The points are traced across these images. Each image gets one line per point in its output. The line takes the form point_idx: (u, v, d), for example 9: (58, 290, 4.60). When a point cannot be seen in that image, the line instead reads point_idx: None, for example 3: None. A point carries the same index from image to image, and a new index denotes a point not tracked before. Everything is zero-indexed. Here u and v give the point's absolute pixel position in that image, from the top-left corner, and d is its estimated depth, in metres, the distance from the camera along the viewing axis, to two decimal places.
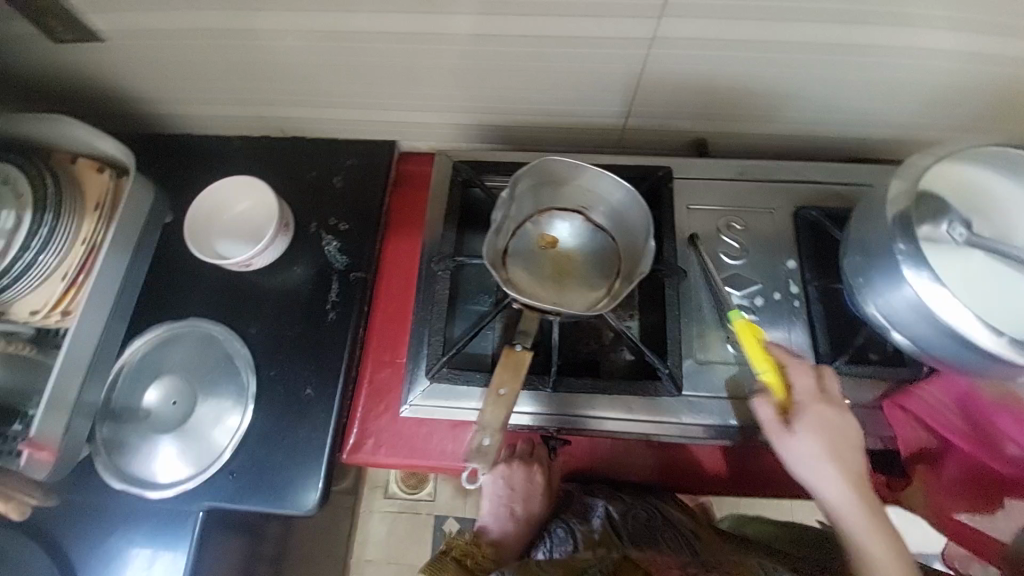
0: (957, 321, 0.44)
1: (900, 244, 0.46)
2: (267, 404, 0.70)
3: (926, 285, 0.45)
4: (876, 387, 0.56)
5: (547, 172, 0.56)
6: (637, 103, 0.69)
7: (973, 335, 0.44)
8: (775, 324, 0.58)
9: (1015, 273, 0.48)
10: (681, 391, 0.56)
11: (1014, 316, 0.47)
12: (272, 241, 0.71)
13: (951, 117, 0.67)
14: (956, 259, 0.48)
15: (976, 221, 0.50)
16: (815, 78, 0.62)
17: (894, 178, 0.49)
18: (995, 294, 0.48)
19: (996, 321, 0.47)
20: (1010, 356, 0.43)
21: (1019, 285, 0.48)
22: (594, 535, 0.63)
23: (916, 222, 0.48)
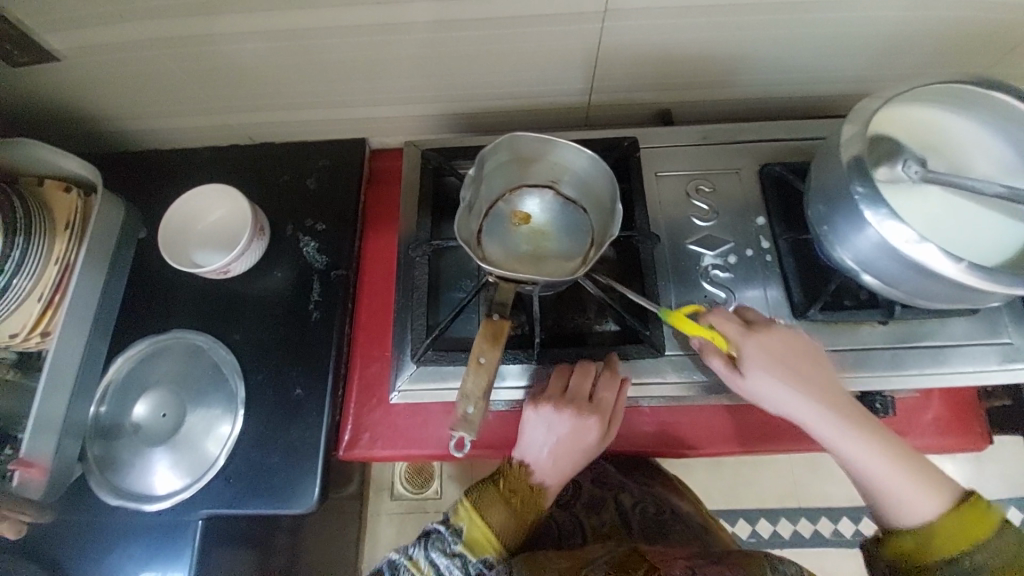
0: (919, 255, 0.45)
1: (857, 186, 0.47)
2: (258, 408, 0.70)
3: (886, 223, 0.46)
4: (853, 331, 0.57)
5: (514, 151, 0.57)
6: (598, 79, 0.70)
7: (936, 266, 0.45)
8: (750, 281, 0.59)
9: (971, 204, 0.50)
10: (662, 350, 0.58)
11: (968, 245, 0.49)
12: (249, 245, 0.71)
13: (902, 67, 0.69)
14: (912, 197, 0.50)
15: (932, 159, 0.51)
16: (766, 38, 0.63)
17: (846, 121, 0.49)
18: (951, 227, 0.49)
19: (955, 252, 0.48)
20: (971, 281, 0.45)
21: (974, 215, 0.49)
22: (603, 529, 0.72)
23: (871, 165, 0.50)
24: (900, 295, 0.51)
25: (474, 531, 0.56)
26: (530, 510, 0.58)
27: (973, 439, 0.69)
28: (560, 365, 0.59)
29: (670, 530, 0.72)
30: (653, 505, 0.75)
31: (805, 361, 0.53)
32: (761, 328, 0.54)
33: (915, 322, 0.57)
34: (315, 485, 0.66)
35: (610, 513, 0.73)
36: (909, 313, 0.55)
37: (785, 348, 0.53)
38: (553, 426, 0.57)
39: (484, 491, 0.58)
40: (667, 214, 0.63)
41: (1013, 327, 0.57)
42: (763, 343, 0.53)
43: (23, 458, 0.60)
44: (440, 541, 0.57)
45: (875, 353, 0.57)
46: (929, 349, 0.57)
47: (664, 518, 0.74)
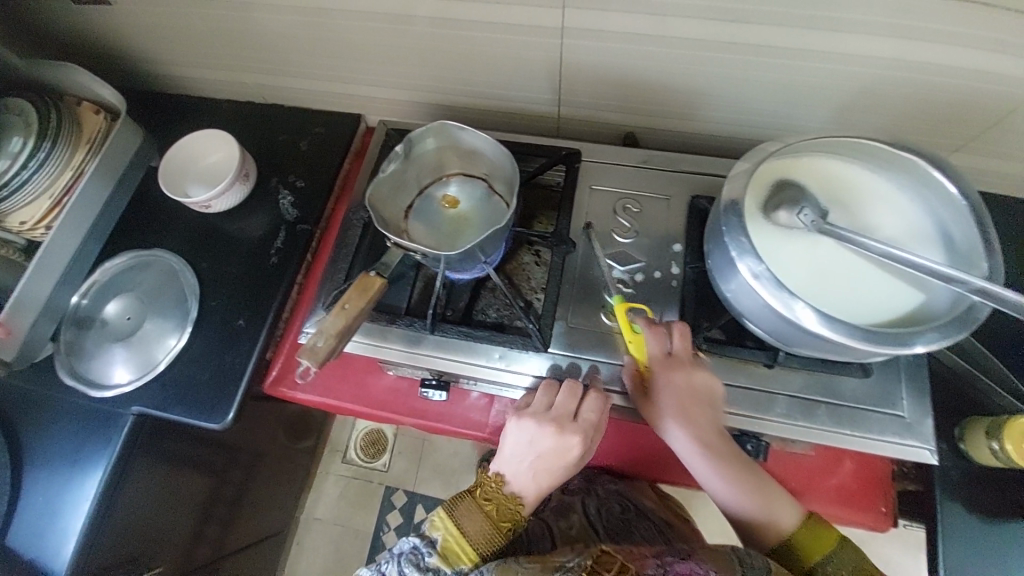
0: (772, 296, 0.46)
1: (727, 222, 0.49)
2: (205, 329, 0.78)
3: (746, 260, 0.48)
4: (740, 368, 0.58)
5: (453, 141, 0.63)
6: (564, 92, 0.75)
7: (787, 308, 0.46)
8: (651, 301, 0.61)
9: (859, 260, 0.50)
10: (547, 347, 0.61)
11: (845, 296, 0.49)
12: (231, 186, 0.80)
13: (866, 127, 0.68)
14: (801, 243, 0.51)
15: (833, 211, 0.52)
16: (720, 76, 0.65)
17: (739, 160, 0.52)
18: (833, 278, 0.50)
19: (825, 301, 0.49)
20: (818, 328, 0.45)
21: (859, 270, 0.50)
22: (574, 530, 0.77)
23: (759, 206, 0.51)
24: (773, 338, 0.51)
25: (451, 540, 0.56)
26: (505, 517, 0.58)
27: (875, 517, 0.66)
28: (546, 382, 0.60)
29: (634, 527, 0.79)
30: (617, 506, 0.84)
31: (706, 410, 0.55)
32: (682, 366, 0.55)
33: (805, 374, 0.57)
34: (230, 408, 0.73)
35: (577, 516, 0.80)
36: (793, 361, 0.56)
37: (693, 393, 0.55)
38: (534, 441, 0.58)
39: (459, 500, 0.59)
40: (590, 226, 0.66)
41: (908, 401, 0.56)
42: (675, 382, 0.55)
43: (2, 324, 0.71)
44: (414, 555, 0.56)
45: (756, 393, 0.57)
46: (811, 401, 0.56)
47: (628, 517, 0.81)
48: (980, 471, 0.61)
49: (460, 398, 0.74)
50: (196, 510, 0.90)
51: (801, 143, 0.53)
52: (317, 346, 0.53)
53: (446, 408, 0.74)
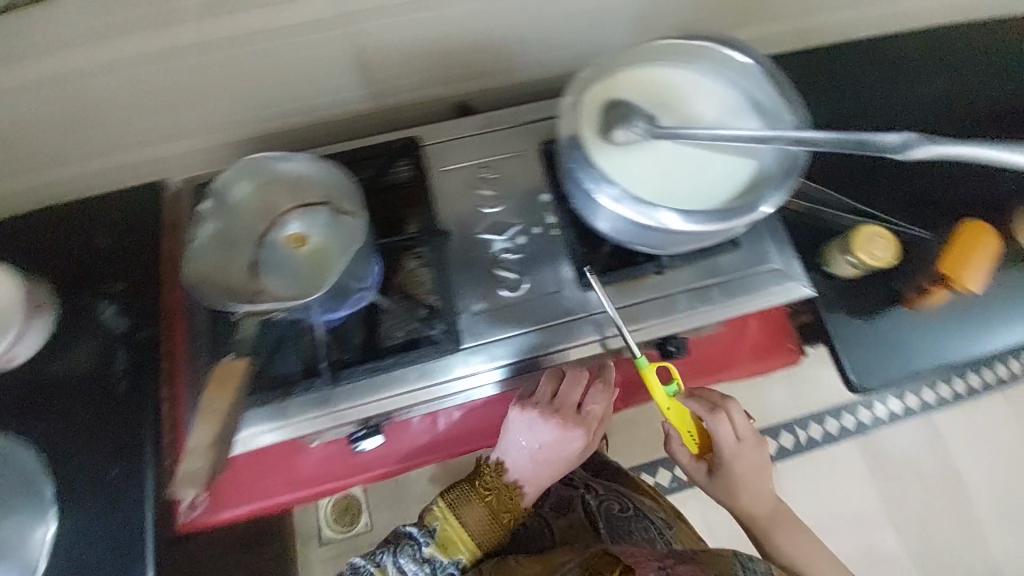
0: (627, 211, 0.49)
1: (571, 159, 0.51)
2: (71, 502, 0.63)
3: (596, 186, 0.50)
4: (639, 285, 0.60)
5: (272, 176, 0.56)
6: (378, 82, 0.69)
7: (643, 218, 0.49)
8: (540, 258, 0.61)
9: (699, 150, 0.53)
10: (460, 345, 0.57)
11: (696, 187, 0.52)
12: (25, 326, 0.66)
13: (662, 29, 0.73)
14: (644, 153, 0.53)
15: (661, 114, 0.54)
16: (519, 18, 0.64)
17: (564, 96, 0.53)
18: (681, 175, 0.52)
19: (681, 198, 0.52)
20: (674, 226, 0.48)
21: (701, 159, 0.53)
22: (573, 525, 0.81)
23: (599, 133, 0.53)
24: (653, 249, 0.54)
25: (449, 530, 0.66)
26: (503, 506, 0.68)
27: (789, 356, 0.76)
28: (551, 373, 0.69)
29: (634, 526, 0.80)
30: (617, 503, 0.83)
31: (760, 457, 0.72)
32: (744, 439, 0.69)
33: (691, 266, 0.61)
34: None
35: (577, 511, 0.82)
36: (677, 260, 0.60)
37: (756, 459, 0.71)
38: (536, 436, 0.68)
39: (460, 491, 0.67)
40: (457, 208, 0.63)
41: (777, 253, 0.62)
42: (744, 448, 0.69)
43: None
44: (411, 546, 0.65)
45: (659, 300, 0.60)
46: (703, 287, 0.61)
47: (628, 516, 0.81)
48: (845, 283, 0.71)
49: (435, 435, 0.72)
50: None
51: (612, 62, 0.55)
52: (195, 464, 0.49)
53: (424, 448, 0.72)
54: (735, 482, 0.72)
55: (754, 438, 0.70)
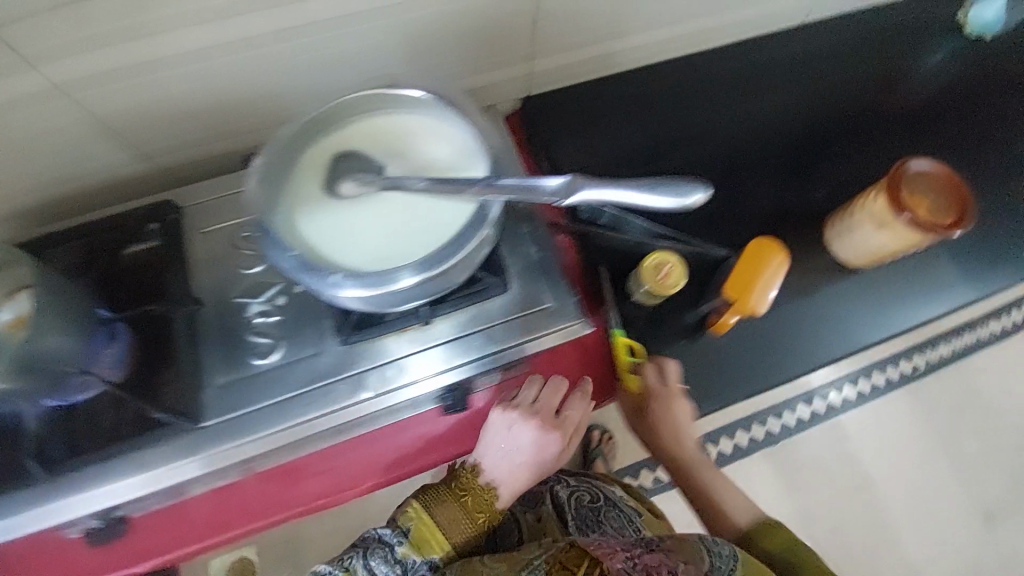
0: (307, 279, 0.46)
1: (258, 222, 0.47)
2: None
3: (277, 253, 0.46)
4: (406, 336, 0.58)
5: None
6: (141, 143, 0.66)
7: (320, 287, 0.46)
8: (300, 317, 0.57)
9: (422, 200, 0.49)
10: (201, 423, 0.54)
11: (407, 242, 0.48)
12: None
13: (445, 68, 0.72)
14: (369, 211, 0.49)
15: (390, 165, 0.51)
16: (271, 68, 0.63)
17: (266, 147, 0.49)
18: (393, 229, 0.49)
19: (387, 257, 0.48)
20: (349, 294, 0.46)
21: (422, 210, 0.49)
22: (538, 522, 0.75)
23: (309, 188, 0.49)
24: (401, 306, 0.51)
25: (422, 528, 0.60)
26: (479, 507, 0.62)
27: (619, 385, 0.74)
28: (535, 378, 0.69)
29: (604, 517, 0.76)
30: (588, 495, 0.79)
31: (686, 425, 0.70)
32: (668, 384, 0.68)
33: (461, 313, 0.59)
34: None
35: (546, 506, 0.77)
36: (442, 309, 0.57)
37: (681, 412, 0.69)
38: (518, 443, 0.65)
39: (433, 492, 0.62)
40: (215, 273, 0.59)
41: (548, 293, 0.61)
42: (679, 405, 0.68)
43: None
44: (382, 547, 0.60)
45: (431, 351, 0.58)
46: (474, 335, 0.59)
47: (598, 507, 0.78)
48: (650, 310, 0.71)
49: (336, 462, 0.70)
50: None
51: (330, 121, 0.51)
52: None
53: (325, 480, 0.69)
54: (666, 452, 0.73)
55: (682, 406, 0.69)
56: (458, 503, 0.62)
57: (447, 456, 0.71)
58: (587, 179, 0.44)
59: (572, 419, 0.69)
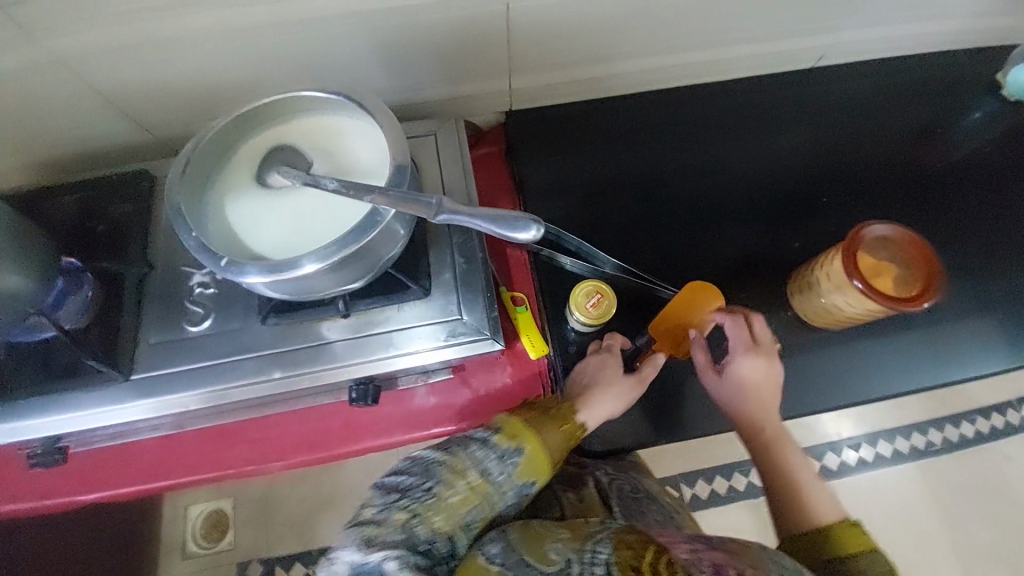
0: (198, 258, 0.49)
1: (173, 197, 0.52)
2: None
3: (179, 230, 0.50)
4: (324, 326, 0.61)
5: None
6: (137, 117, 0.74)
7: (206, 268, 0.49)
8: (233, 292, 0.63)
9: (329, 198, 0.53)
10: (129, 374, 0.61)
11: (305, 236, 0.52)
12: None
13: (420, 74, 0.75)
14: (286, 204, 0.54)
15: (310, 164, 0.56)
16: (248, 62, 0.68)
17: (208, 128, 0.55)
18: (293, 222, 0.53)
19: (282, 247, 0.52)
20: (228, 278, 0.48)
21: (325, 207, 0.53)
22: (580, 501, 0.70)
23: (238, 174, 0.56)
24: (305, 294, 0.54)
25: (517, 427, 0.56)
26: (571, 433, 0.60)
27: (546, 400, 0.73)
28: (614, 335, 0.71)
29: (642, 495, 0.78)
30: (629, 484, 0.75)
31: (773, 378, 0.65)
32: (764, 348, 0.66)
33: (373, 311, 0.61)
34: None
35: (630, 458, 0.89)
36: (358, 304, 0.60)
37: (766, 381, 0.65)
38: (611, 380, 0.66)
39: (531, 411, 0.59)
40: (171, 242, 0.67)
41: (465, 304, 0.62)
42: (751, 360, 0.64)
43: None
44: (477, 443, 0.55)
45: (342, 343, 0.61)
46: (384, 335, 0.61)
47: (640, 497, 0.73)
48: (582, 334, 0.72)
49: (263, 434, 0.72)
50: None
51: (260, 118, 0.58)
52: None
53: (251, 450, 0.71)
54: (734, 407, 0.65)
55: (772, 375, 0.65)
56: (550, 421, 0.58)
57: (365, 446, 0.71)
58: (451, 209, 0.49)
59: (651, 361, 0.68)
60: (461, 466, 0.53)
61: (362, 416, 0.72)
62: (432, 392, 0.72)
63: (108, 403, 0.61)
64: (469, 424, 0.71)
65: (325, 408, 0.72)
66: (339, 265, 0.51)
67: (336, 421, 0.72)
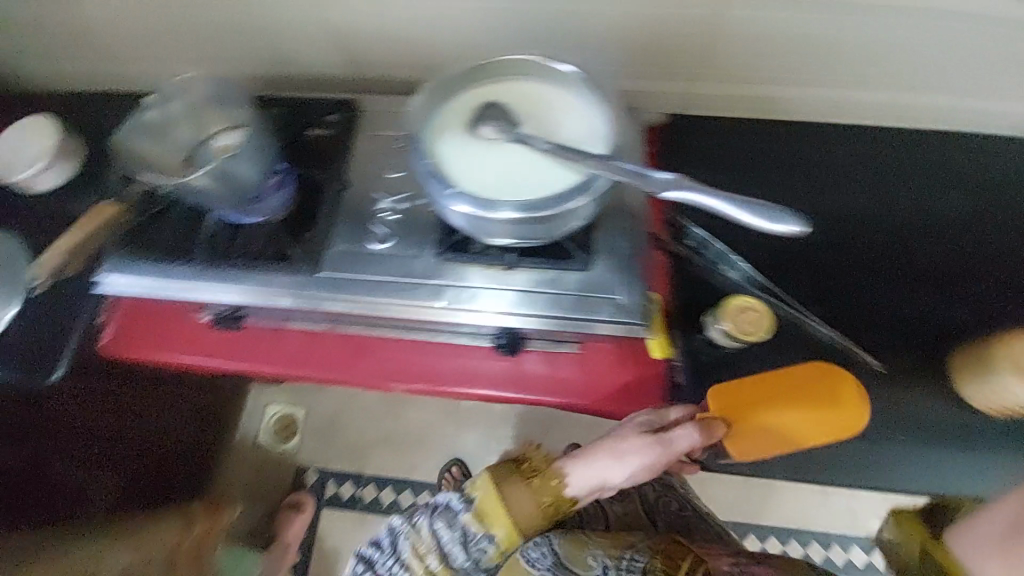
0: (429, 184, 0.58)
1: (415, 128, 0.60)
2: (36, 300, 0.82)
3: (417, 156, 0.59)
4: (488, 272, 0.66)
5: (214, 96, 0.68)
6: (359, 54, 0.84)
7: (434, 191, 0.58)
8: (414, 223, 0.69)
9: (540, 159, 0.58)
10: (313, 269, 0.68)
11: (512, 186, 0.57)
12: (55, 161, 0.84)
13: (614, 62, 0.79)
14: (500, 154, 0.59)
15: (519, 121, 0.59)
16: (473, 21, 0.77)
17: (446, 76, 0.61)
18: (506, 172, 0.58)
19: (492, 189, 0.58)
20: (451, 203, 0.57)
21: (535, 165, 0.58)
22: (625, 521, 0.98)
23: (458, 119, 0.60)
24: (489, 236, 0.61)
25: (486, 499, 0.70)
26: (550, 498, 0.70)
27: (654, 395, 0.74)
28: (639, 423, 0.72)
29: (691, 525, 0.96)
30: (677, 503, 0.99)
31: None
32: None
33: (535, 272, 0.66)
34: (58, 367, 0.79)
35: (633, 504, 0.99)
36: (526, 262, 0.65)
37: None
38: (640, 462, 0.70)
39: (502, 472, 0.71)
40: (365, 165, 0.73)
41: (626, 287, 0.65)
42: None
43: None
44: (445, 511, 0.73)
45: (503, 292, 0.66)
46: (540, 295, 0.65)
47: (686, 513, 0.97)
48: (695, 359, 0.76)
49: (393, 356, 0.78)
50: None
51: (488, 72, 0.61)
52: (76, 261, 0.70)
53: (383, 366, 0.78)
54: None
55: None
56: (519, 470, 0.71)
57: (479, 394, 0.76)
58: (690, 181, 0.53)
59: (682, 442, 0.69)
60: (432, 537, 0.73)
61: (484, 365, 0.77)
62: (551, 361, 0.76)
63: (290, 289, 0.69)
64: (580, 402, 0.74)
65: (451, 347, 0.78)
66: (540, 220, 0.57)
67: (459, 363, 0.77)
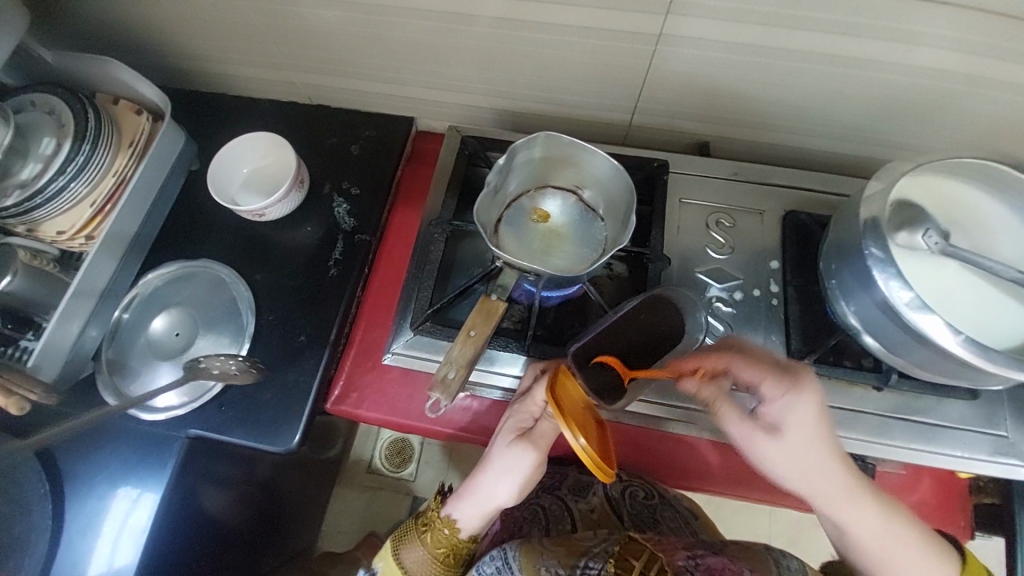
0: (922, 324, 0.46)
1: (872, 247, 0.49)
2: (262, 345, 0.73)
3: (893, 287, 0.47)
4: (845, 392, 0.59)
5: (565, 155, 0.62)
6: (642, 101, 0.72)
7: (938, 338, 0.46)
8: (751, 318, 0.62)
9: (992, 287, 0.49)
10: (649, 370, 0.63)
11: (984, 325, 0.48)
12: (287, 193, 0.75)
13: (951, 142, 0.68)
14: (952, 276, 0.50)
15: (953, 233, 0.51)
16: (807, 85, 0.64)
17: (873, 179, 0.52)
18: (965, 304, 0.49)
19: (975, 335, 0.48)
20: (963, 355, 0.45)
21: (995, 298, 0.49)
22: (593, 514, 0.73)
23: (893, 229, 0.50)
24: (917, 369, 0.52)
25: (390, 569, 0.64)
26: (444, 546, 0.62)
27: (797, 501, 0.65)
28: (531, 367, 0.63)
29: (660, 517, 0.73)
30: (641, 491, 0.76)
31: None
32: None
33: (912, 396, 0.58)
34: (294, 433, 0.69)
35: (599, 497, 0.75)
36: (904, 384, 0.57)
37: None
38: (499, 465, 0.59)
39: (404, 536, 0.64)
40: (684, 240, 0.66)
41: (1011, 421, 0.58)
42: None
43: (24, 370, 0.63)
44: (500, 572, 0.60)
45: (872, 418, 0.58)
46: (925, 425, 0.58)
47: (653, 505, 0.75)
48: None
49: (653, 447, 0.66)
50: (256, 521, 0.89)
51: (920, 168, 0.52)
52: (451, 374, 0.57)
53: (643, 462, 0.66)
54: None
55: None
56: (427, 533, 0.62)
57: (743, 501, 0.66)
58: None
59: (514, 419, 0.60)
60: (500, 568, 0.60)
61: (747, 475, 0.65)
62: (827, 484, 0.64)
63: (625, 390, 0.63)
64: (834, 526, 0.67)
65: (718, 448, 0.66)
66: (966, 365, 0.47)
67: (728, 471, 0.65)
